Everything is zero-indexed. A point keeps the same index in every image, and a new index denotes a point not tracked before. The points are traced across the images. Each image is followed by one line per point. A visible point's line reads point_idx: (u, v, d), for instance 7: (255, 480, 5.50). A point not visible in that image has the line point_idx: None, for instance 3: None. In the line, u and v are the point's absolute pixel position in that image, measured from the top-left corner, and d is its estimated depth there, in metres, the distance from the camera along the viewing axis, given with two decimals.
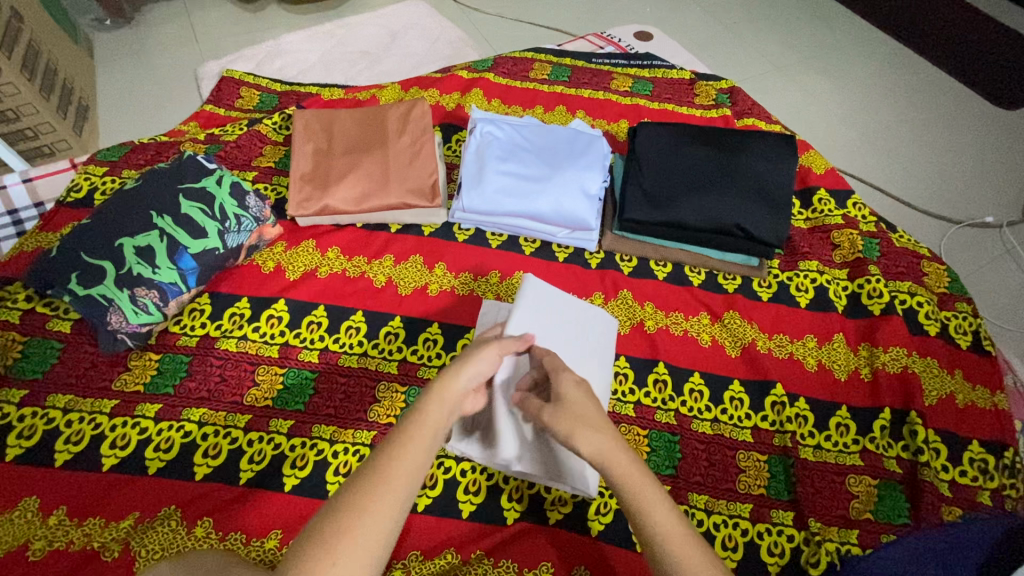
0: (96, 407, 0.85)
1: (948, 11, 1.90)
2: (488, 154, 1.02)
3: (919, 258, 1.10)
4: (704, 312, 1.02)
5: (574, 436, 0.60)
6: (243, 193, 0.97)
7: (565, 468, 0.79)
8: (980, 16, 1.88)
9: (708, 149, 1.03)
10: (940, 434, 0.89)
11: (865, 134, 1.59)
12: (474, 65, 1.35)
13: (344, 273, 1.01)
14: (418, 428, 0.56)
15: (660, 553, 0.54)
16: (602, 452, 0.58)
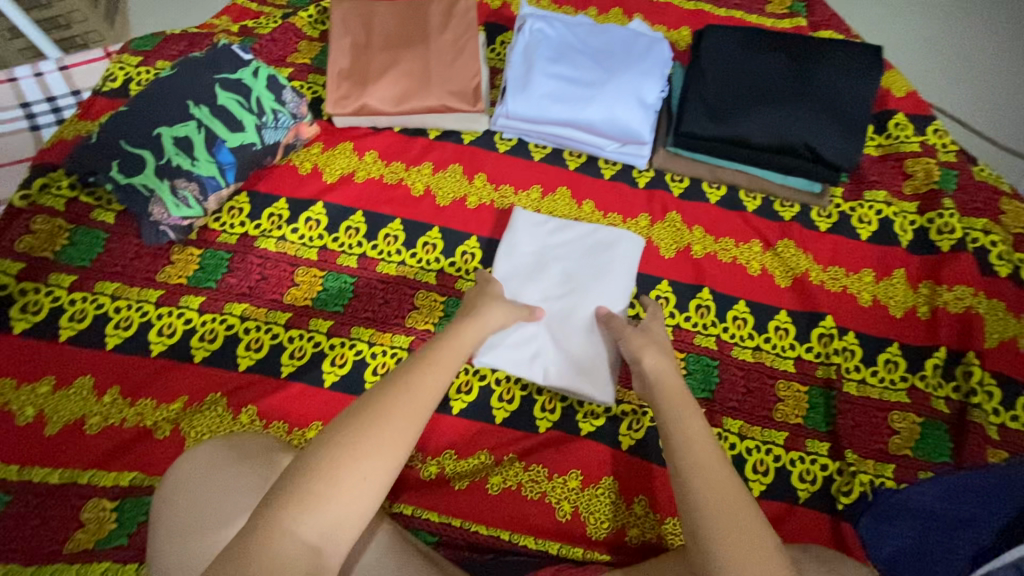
0: (142, 297, 0.86)
1: None
2: (537, 55, 0.95)
3: (1000, 194, 1.00)
4: (756, 239, 0.96)
5: (643, 353, 0.72)
6: (280, 87, 0.93)
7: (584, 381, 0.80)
8: None
9: (780, 58, 0.93)
10: (996, 377, 0.85)
11: (952, 56, 1.42)
12: None
13: (382, 179, 0.97)
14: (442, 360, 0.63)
15: (678, 448, 0.60)
16: (659, 372, 0.70)
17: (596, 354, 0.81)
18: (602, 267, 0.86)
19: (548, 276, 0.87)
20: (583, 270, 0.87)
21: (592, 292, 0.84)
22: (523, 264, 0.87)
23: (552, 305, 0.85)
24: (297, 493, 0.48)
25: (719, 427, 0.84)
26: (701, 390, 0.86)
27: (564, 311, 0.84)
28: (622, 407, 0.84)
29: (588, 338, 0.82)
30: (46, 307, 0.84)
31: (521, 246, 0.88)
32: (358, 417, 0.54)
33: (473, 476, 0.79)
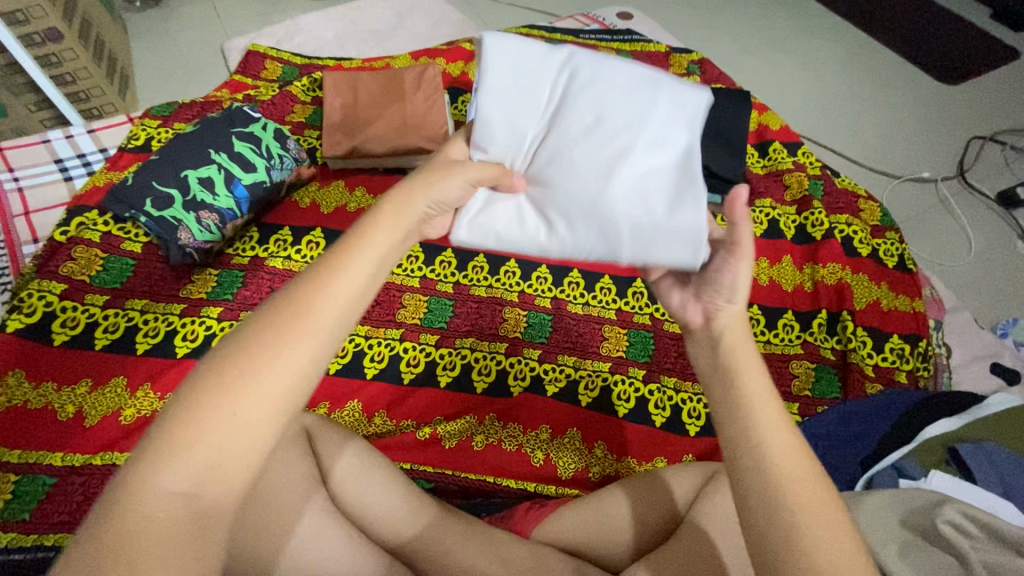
0: (168, 310, 1.01)
1: (887, 12, 2.19)
2: None
3: (857, 197, 1.29)
4: None
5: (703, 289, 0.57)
6: (285, 138, 1.15)
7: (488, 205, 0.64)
8: (914, 16, 2.17)
9: None
10: (866, 329, 1.09)
11: (819, 104, 1.81)
12: (476, 40, 1.54)
13: (370, 207, 1.18)
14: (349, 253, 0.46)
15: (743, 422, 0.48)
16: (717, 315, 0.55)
17: (519, 223, 0.64)
18: (656, 187, 0.61)
19: (618, 133, 0.62)
20: (639, 157, 0.61)
21: (617, 185, 0.61)
22: (603, 80, 0.64)
23: (582, 144, 0.62)
24: (159, 444, 0.38)
25: (658, 383, 1.02)
26: (641, 355, 1.05)
27: (575, 154, 0.62)
28: (579, 372, 1.02)
29: (542, 207, 0.63)
30: (82, 322, 0.97)
31: (648, 95, 0.64)
32: (249, 338, 0.42)
33: (461, 434, 0.94)
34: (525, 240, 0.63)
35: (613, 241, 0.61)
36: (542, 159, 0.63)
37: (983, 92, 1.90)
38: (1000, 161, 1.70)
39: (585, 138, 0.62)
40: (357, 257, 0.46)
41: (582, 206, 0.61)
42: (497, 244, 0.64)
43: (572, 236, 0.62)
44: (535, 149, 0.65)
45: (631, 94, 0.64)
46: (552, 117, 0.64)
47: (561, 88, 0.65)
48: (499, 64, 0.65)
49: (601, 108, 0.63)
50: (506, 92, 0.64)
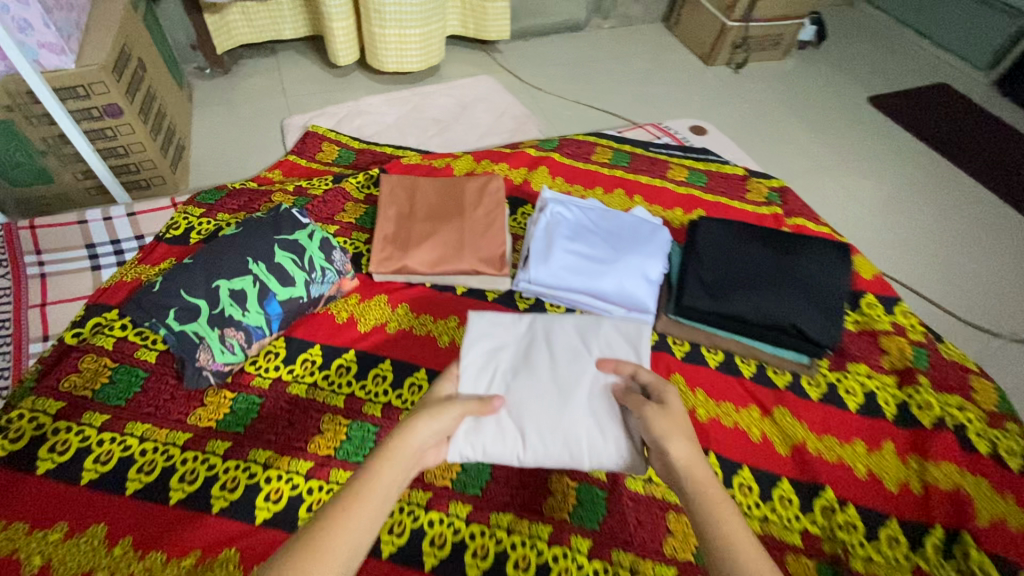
0: (169, 439, 0.88)
1: (972, 141, 2.07)
2: (556, 233, 1.10)
3: (967, 372, 1.11)
4: (753, 405, 1.06)
5: (670, 440, 0.67)
6: (331, 248, 1.05)
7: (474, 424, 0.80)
8: (1003, 148, 2.04)
9: (765, 249, 1.09)
10: (994, 559, 0.88)
11: (904, 239, 1.66)
12: (541, 145, 1.47)
13: (411, 329, 1.06)
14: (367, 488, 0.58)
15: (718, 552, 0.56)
16: (689, 459, 0.65)
17: (501, 437, 0.80)
18: (604, 409, 0.81)
19: (569, 364, 0.87)
20: (592, 389, 0.84)
21: (575, 412, 0.81)
22: (559, 331, 0.91)
23: (541, 369, 0.86)
24: None
25: None
26: None
27: (540, 392, 0.84)
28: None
29: (519, 424, 0.81)
30: (74, 447, 0.85)
31: (592, 329, 0.92)
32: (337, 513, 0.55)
33: None
34: (505, 451, 0.80)
35: (575, 454, 0.79)
36: (517, 391, 0.84)
37: None
38: None
39: (550, 378, 0.85)
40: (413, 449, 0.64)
41: (548, 430, 0.80)
42: (486, 457, 0.79)
43: (543, 446, 0.79)
44: (508, 385, 0.85)
45: (581, 337, 0.90)
46: (523, 359, 0.88)
47: (530, 337, 0.90)
48: (479, 327, 0.91)
49: (555, 338, 0.90)
50: (482, 356, 0.87)
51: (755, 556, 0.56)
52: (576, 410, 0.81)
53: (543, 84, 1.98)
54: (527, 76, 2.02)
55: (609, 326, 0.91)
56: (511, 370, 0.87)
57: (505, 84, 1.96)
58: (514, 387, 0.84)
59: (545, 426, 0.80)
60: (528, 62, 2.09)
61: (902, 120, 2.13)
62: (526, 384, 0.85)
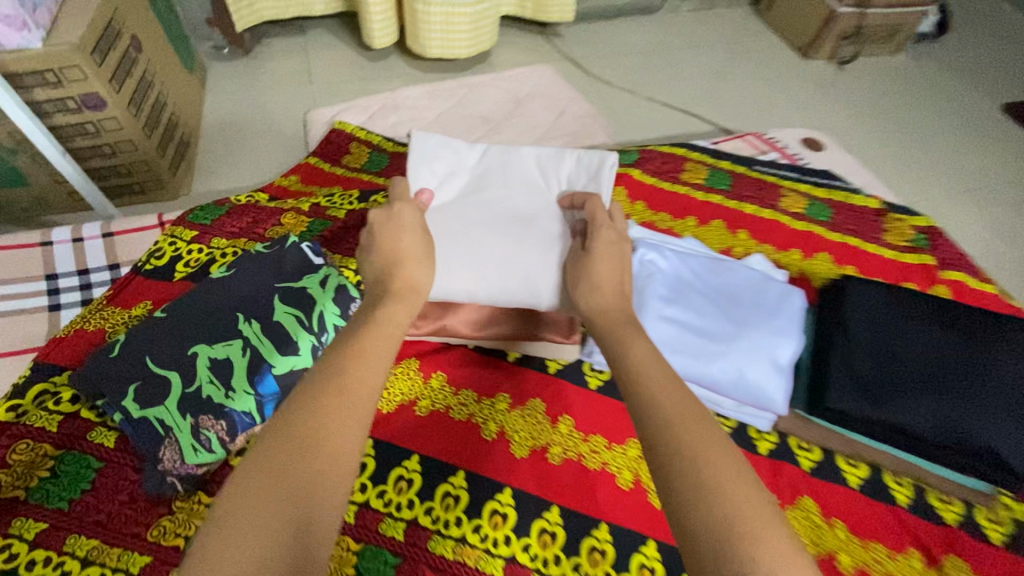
0: (122, 565, 0.64)
1: None
2: (651, 292, 0.80)
3: None
4: (913, 549, 0.76)
5: (583, 277, 0.68)
6: (350, 299, 0.78)
7: None
8: None
9: (943, 333, 0.78)
10: None
11: None
12: (617, 157, 1.17)
13: (449, 410, 0.81)
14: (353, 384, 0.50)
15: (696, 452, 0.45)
16: (599, 298, 0.65)
17: (455, 271, 0.75)
18: (553, 243, 0.76)
19: (528, 193, 0.82)
20: (545, 231, 0.78)
21: (530, 250, 0.76)
22: (516, 171, 0.84)
23: (495, 207, 0.80)
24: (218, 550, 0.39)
25: None
26: None
27: (496, 222, 0.78)
28: None
29: (472, 256, 0.75)
30: None
31: (550, 171, 0.84)
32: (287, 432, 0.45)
33: None
34: (461, 285, 0.76)
35: (529, 289, 0.75)
36: (471, 226, 0.77)
37: None
38: None
39: (504, 213, 0.80)
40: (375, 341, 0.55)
41: (502, 263, 0.75)
42: (434, 290, 0.76)
43: (495, 280, 0.74)
44: (461, 197, 0.81)
45: (535, 186, 0.83)
46: (478, 192, 0.82)
47: (484, 180, 0.83)
48: (425, 177, 0.82)
49: (512, 179, 0.83)
50: (435, 175, 0.82)
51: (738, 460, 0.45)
52: (534, 228, 0.77)
53: (612, 77, 1.67)
54: (592, 66, 1.70)
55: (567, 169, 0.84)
56: (461, 204, 0.81)
57: (567, 76, 1.65)
58: (468, 214, 0.79)
59: (496, 285, 0.75)
60: (594, 50, 1.78)
61: None
62: (480, 224, 0.78)
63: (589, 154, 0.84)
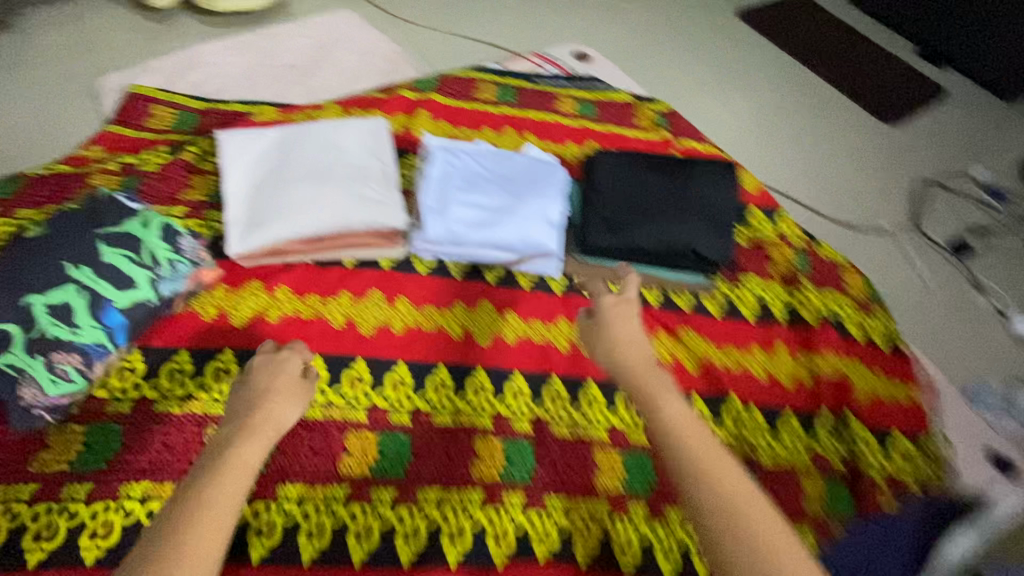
0: (11, 495, 0.73)
1: (834, 41, 2.15)
2: (449, 183, 0.99)
3: (841, 268, 1.21)
4: (663, 331, 1.07)
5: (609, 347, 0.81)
6: (176, 235, 0.87)
7: (247, 236, 0.89)
8: (860, 47, 2.16)
9: (659, 176, 1.07)
10: (871, 430, 1.00)
11: (783, 146, 1.71)
12: (417, 85, 1.31)
13: (297, 314, 0.93)
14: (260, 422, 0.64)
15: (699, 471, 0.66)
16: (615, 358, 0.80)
17: (276, 219, 0.89)
18: (352, 184, 0.94)
19: (325, 148, 0.96)
20: (346, 176, 0.94)
21: (336, 190, 0.92)
22: (312, 131, 0.98)
23: (300, 164, 0.94)
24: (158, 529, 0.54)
25: (661, 520, 0.88)
26: (640, 486, 0.90)
27: (302, 175, 0.93)
28: (573, 520, 0.85)
29: (288, 203, 0.90)
30: None
31: (341, 129, 0.99)
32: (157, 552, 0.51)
33: None
34: (283, 226, 0.89)
35: (343, 220, 0.91)
36: (282, 184, 0.91)
37: (925, 132, 1.92)
38: (947, 207, 1.71)
39: (307, 166, 0.93)
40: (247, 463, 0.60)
41: (315, 205, 0.91)
42: (260, 234, 0.89)
43: (312, 217, 0.90)
44: (266, 165, 0.94)
45: (332, 142, 0.97)
46: (282, 156, 0.95)
47: (285, 144, 0.96)
48: (233, 151, 0.94)
49: (310, 140, 0.97)
50: (243, 153, 0.94)
51: (734, 479, 0.66)
52: (337, 178, 0.93)
53: (412, 16, 1.77)
54: (392, 7, 1.79)
55: (355, 124, 1.01)
56: (270, 169, 0.94)
57: (368, 19, 1.72)
58: (278, 175, 0.93)
59: (314, 224, 0.90)
60: None
61: (770, 29, 2.14)
62: (288, 180, 0.92)
63: (370, 122, 1.02)
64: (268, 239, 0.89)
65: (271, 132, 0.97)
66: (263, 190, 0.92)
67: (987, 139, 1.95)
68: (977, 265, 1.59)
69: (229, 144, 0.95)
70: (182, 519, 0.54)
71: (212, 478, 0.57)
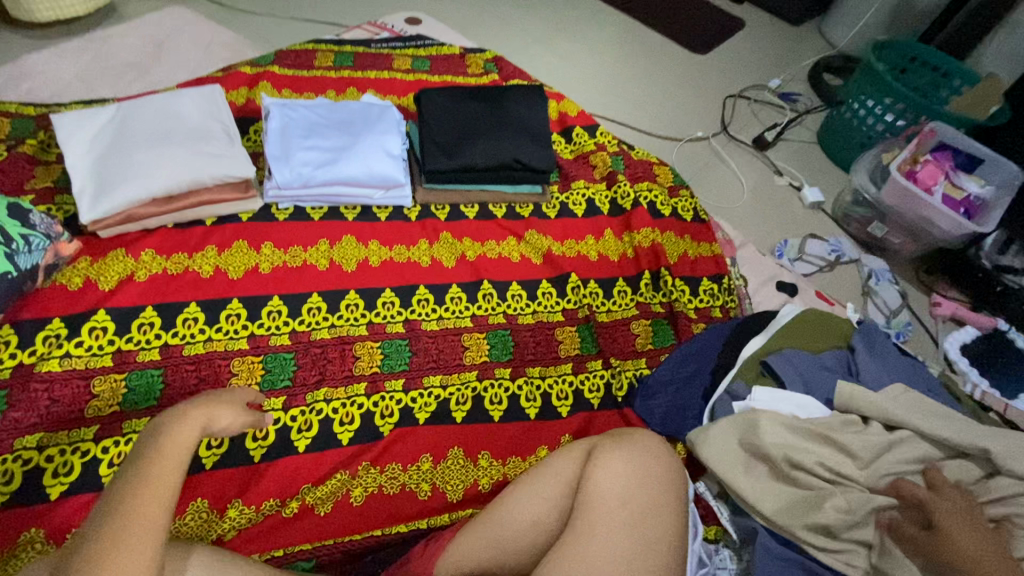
0: None
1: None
2: (290, 134, 1.11)
3: (652, 164, 1.46)
4: (510, 236, 1.24)
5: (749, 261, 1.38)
6: (26, 212, 0.93)
7: (98, 203, 0.96)
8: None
9: (480, 104, 1.25)
10: (684, 279, 1.25)
11: (608, 84, 1.98)
12: (256, 61, 1.40)
13: (166, 271, 1.00)
14: (173, 435, 0.69)
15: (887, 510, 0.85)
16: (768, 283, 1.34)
17: (122, 182, 0.97)
18: (194, 142, 1.03)
19: (161, 116, 1.05)
20: (186, 137, 1.03)
21: (178, 150, 1.01)
22: (146, 104, 1.06)
23: (138, 132, 1.02)
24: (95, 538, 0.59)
25: (523, 376, 1.06)
26: (504, 355, 1.07)
27: (142, 142, 1.01)
28: (448, 390, 1.01)
29: (132, 168, 0.98)
30: None
31: (175, 98, 1.08)
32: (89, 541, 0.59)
33: (334, 495, 0.87)
34: (131, 188, 0.97)
35: (191, 174, 1.00)
36: (123, 152, 0.99)
37: (728, 55, 2.26)
38: (749, 113, 2.04)
39: (146, 134, 1.02)
40: (166, 454, 0.67)
41: (160, 164, 0.99)
42: (109, 198, 0.96)
43: (159, 175, 0.98)
44: (105, 140, 1.01)
45: (166, 110, 1.06)
46: (118, 128, 1.02)
47: (121, 119, 1.04)
48: (69, 132, 1.01)
49: (145, 111, 1.05)
50: (80, 133, 1.01)
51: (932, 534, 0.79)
52: (178, 140, 1.02)
53: (249, 6, 1.83)
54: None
55: (188, 92, 1.10)
56: (110, 142, 1.01)
57: (203, 13, 1.76)
58: (118, 146, 1.00)
59: (162, 181, 0.98)
60: None
61: None
62: (129, 147, 1.00)
63: (203, 89, 1.12)
64: (119, 202, 0.97)
65: (105, 112, 1.05)
66: (106, 161, 0.99)
67: (780, 55, 2.32)
68: (776, 155, 1.93)
69: (63, 125, 1.01)
70: (107, 530, 0.60)
71: (136, 478, 0.64)
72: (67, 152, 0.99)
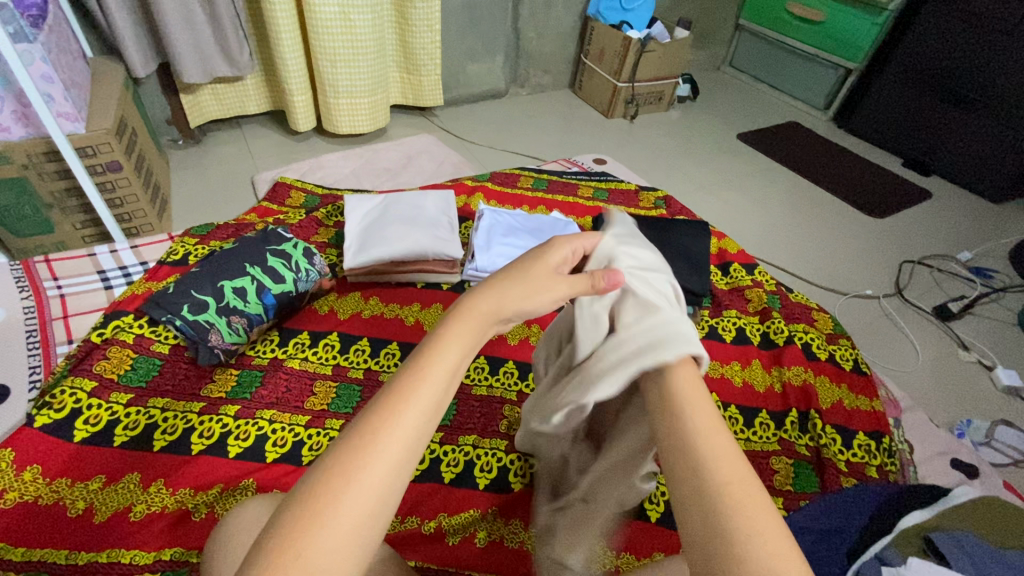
0: (187, 408, 1.08)
1: (821, 154, 2.58)
2: (494, 231, 1.40)
3: (810, 309, 1.49)
4: None
5: (923, 424, 1.30)
6: (312, 254, 1.30)
7: (357, 257, 1.31)
8: (845, 158, 2.56)
9: (648, 230, 1.44)
10: (836, 427, 1.20)
11: (771, 232, 2.07)
12: (476, 178, 1.81)
13: (383, 315, 1.31)
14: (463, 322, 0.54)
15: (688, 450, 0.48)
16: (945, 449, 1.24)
17: (375, 246, 1.32)
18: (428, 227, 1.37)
19: (411, 206, 1.42)
20: (424, 223, 1.38)
21: (417, 230, 1.35)
22: (403, 197, 1.45)
23: (395, 215, 1.39)
24: (347, 446, 0.45)
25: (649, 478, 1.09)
26: None
27: (395, 220, 1.37)
28: None
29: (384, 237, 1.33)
30: (142, 424, 1.05)
31: (422, 196, 1.47)
32: (324, 473, 0.43)
33: (465, 527, 0.98)
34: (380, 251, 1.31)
35: (419, 248, 1.32)
36: (381, 227, 1.36)
37: (908, 221, 2.21)
38: (931, 281, 1.93)
39: (399, 216, 1.38)
40: (442, 363, 0.50)
41: (402, 238, 1.33)
42: (364, 255, 1.31)
43: (399, 245, 1.31)
44: (372, 216, 1.40)
45: (416, 202, 1.44)
46: (382, 209, 1.42)
47: (385, 203, 1.43)
48: (352, 207, 1.42)
49: (402, 201, 1.44)
50: (358, 208, 1.42)
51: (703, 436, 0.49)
52: (419, 223, 1.37)
53: (475, 139, 2.38)
54: (461, 133, 2.42)
55: (432, 193, 1.48)
56: (374, 217, 1.40)
57: (443, 140, 2.34)
58: (379, 221, 1.38)
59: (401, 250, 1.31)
60: (461, 122, 2.49)
61: (764, 146, 2.60)
62: (386, 223, 1.37)
63: (443, 193, 1.50)
64: (369, 259, 1.31)
65: (376, 198, 1.46)
66: (369, 230, 1.37)
67: (972, 230, 2.20)
68: (963, 328, 1.77)
69: (351, 203, 1.43)
70: (359, 441, 0.45)
71: (412, 378, 0.49)
72: (348, 220, 1.39)
